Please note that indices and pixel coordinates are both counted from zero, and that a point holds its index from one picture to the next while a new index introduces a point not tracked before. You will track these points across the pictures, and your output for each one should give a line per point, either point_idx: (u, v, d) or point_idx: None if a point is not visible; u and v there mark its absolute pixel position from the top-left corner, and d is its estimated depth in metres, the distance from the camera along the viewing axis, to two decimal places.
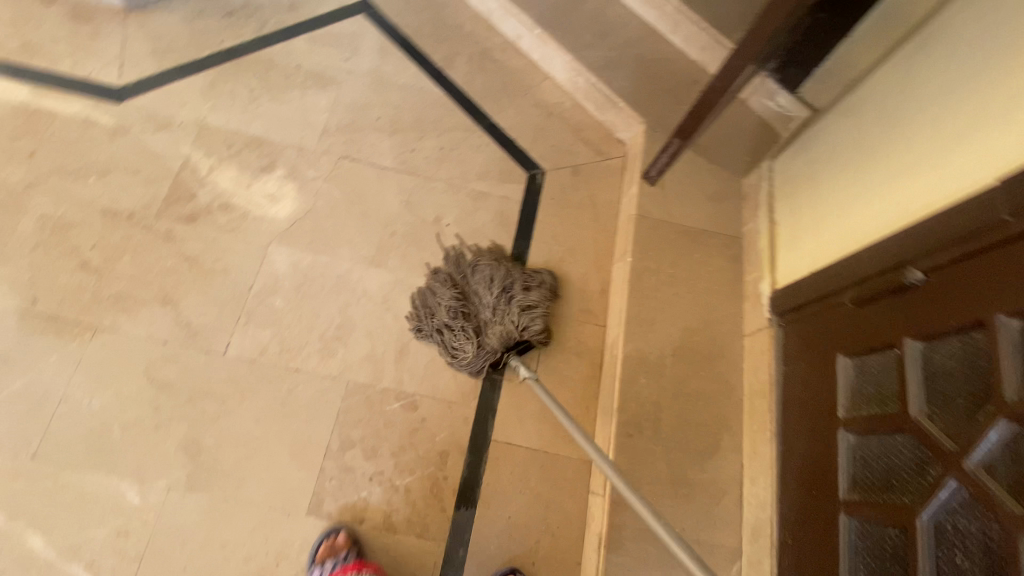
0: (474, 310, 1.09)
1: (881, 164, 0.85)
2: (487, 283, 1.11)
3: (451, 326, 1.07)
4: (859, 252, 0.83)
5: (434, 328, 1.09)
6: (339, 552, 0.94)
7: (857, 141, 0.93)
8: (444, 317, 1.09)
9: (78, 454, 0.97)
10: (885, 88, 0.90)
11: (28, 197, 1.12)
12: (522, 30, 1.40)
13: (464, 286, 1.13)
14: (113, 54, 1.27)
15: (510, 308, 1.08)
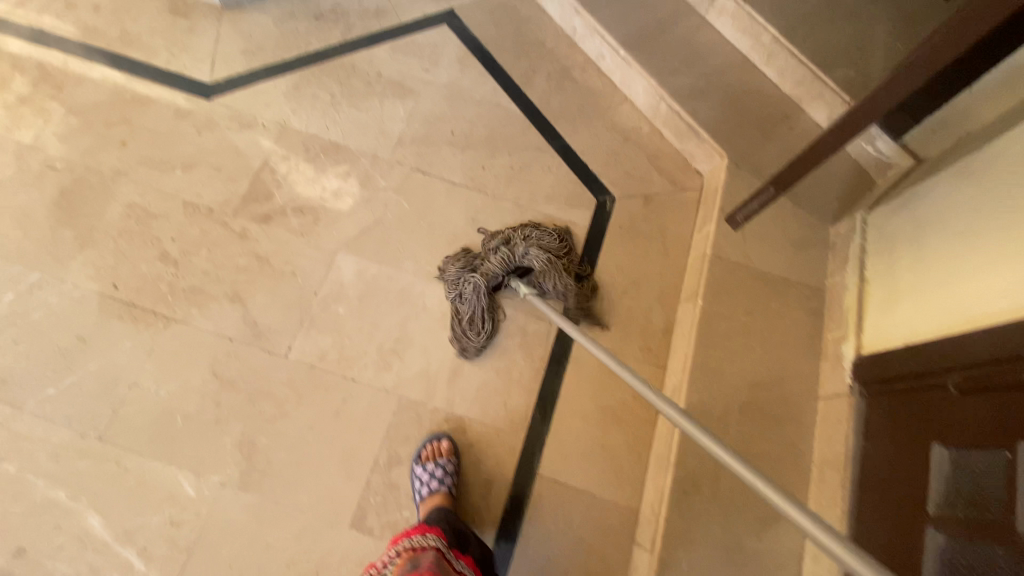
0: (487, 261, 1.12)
1: (995, 236, 0.77)
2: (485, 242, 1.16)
3: (462, 288, 1.10)
4: (968, 332, 0.75)
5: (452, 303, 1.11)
6: (441, 456, 1.01)
7: (969, 208, 0.84)
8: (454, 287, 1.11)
9: (142, 440, 1.00)
10: (1003, 152, 0.81)
11: (118, 186, 1.17)
12: (605, 50, 1.35)
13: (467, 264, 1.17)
14: (206, 51, 1.31)
15: (518, 250, 1.11)
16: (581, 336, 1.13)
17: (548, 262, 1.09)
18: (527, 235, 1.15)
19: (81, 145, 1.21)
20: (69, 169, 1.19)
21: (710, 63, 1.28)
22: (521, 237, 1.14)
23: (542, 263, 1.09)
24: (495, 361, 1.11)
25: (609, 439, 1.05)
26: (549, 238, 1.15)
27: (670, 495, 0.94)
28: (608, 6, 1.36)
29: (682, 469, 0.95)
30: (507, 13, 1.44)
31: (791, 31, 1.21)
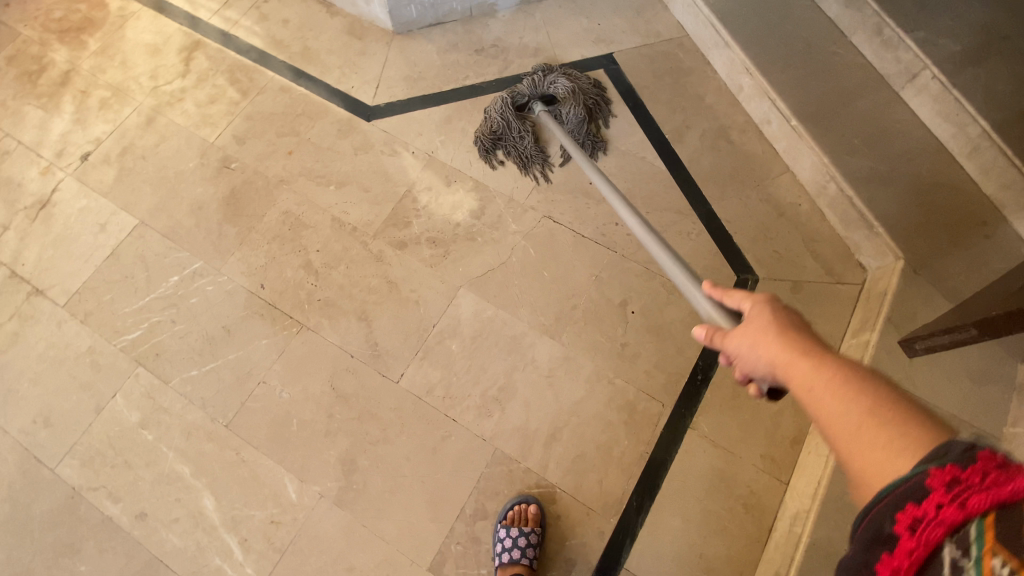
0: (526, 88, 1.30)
1: None
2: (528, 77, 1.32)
3: (500, 121, 1.26)
4: None
5: (492, 137, 1.27)
6: (526, 524, 0.98)
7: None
8: (495, 127, 1.27)
9: (261, 436, 1.08)
10: None
11: (278, 192, 1.28)
12: (773, 115, 1.24)
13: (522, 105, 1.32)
14: (373, 74, 1.39)
15: (549, 79, 1.28)
16: (694, 429, 1.04)
17: (573, 92, 1.26)
18: (562, 71, 1.32)
19: (253, 149, 1.34)
20: (241, 170, 1.32)
21: (897, 146, 1.13)
22: (557, 71, 1.31)
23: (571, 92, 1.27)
24: (597, 433, 1.06)
25: (709, 548, 0.97)
26: (582, 76, 1.31)
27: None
28: (785, 68, 1.24)
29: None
30: (668, 62, 1.37)
31: (1014, 123, 1.02)
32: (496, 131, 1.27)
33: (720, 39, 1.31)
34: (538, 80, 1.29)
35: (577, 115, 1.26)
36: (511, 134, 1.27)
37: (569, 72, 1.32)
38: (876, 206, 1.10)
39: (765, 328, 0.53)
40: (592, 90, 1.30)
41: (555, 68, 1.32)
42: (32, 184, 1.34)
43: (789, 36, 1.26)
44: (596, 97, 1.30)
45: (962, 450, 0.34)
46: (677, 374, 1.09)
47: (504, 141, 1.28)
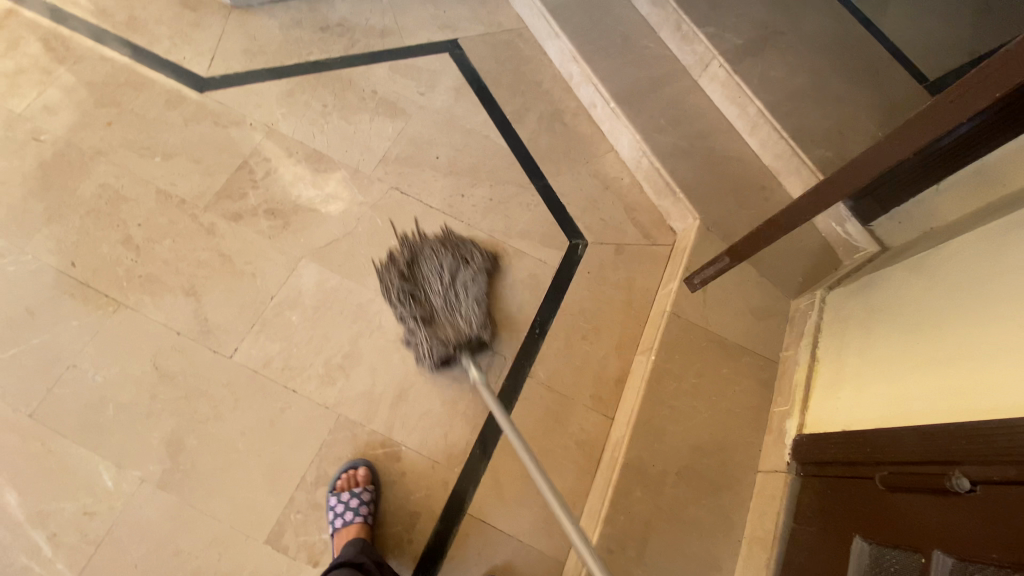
0: (430, 309, 1.11)
1: (928, 339, 0.79)
2: (439, 262, 1.16)
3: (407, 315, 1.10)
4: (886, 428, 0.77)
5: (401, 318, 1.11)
6: (357, 487, 0.97)
7: (915, 300, 0.85)
8: (403, 310, 1.11)
9: (70, 424, 0.98)
10: (954, 255, 0.82)
11: (94, 163, 1.17)
12: (597, 99, 1.39)
13: (426, 280, 1.15)
14: (208, 46, 1.34)
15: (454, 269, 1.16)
16: (531, 378, 1.12)
17: (482, 298, 1.14)
18: (451, 268, 1.16)
19: (65, 119, 1.22)
20: (50, 141, 1.19)
21: (696, 125, 1.31)
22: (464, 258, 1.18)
23: (483, 300, 1.14)
24: (442, 391, 1.10)
25: (544, 485, 1.04)
26: (474, 267, 1.17)
27: (595, 550, 0.94)
28: (606, 58, 1.38)
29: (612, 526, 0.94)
30: (509, 49, 1.47)
31: (774, 106, 1.23)
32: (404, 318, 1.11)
33: (552, 31, 1.44)
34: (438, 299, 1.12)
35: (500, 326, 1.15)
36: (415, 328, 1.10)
37: (457, 266, 1.16)
38: (677, 175, 1.26)
39: None
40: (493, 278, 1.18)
41: (439, 261, 1.16)
42: None
43: (609, 29, 1.42)
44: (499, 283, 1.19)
45: None
46: (516, 330, 1.16)
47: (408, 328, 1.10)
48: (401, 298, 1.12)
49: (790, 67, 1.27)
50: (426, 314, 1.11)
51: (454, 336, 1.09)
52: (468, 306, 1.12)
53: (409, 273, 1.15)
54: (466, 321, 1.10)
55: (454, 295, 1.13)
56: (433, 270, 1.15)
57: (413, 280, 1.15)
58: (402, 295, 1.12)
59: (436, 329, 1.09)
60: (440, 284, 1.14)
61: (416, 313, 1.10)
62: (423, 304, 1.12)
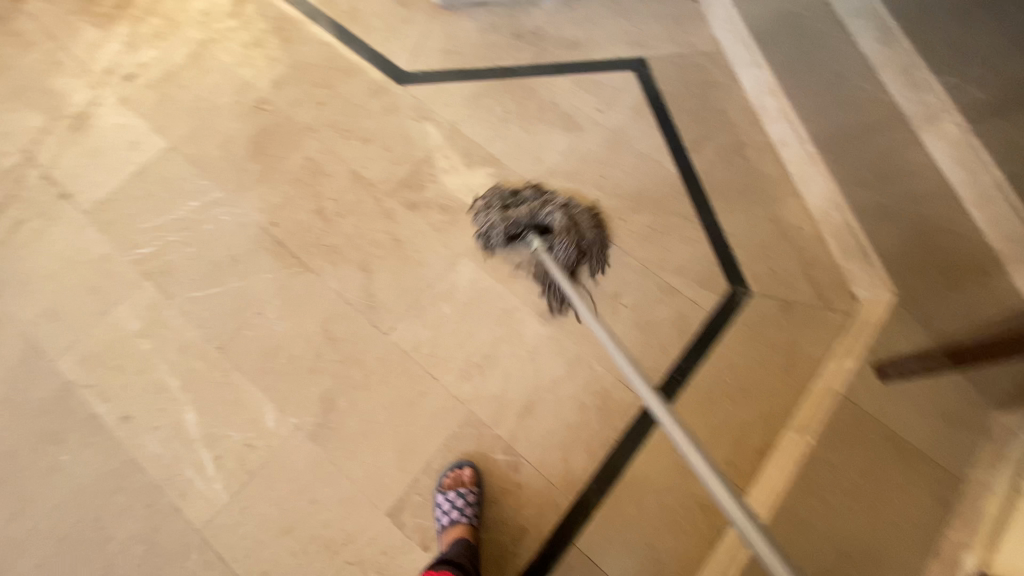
0: (515, 202, 1.21)
1: None
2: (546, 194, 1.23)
3: (493, 205, 1.20)
4: None
5: (486, 211, 1.20)
6: (463, 487, 1.01)
7: None
8: (493, 207, 1.20)
9: (251, 364, 1.13)
10: None
11: (304, 138, 1.32)
12: (791, 138, 1.29)
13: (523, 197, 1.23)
14: (412, 42, 1.44)
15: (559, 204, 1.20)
16: (665, 426, 1.06)
17: (564, 218, 1.17)
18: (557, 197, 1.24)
19: (289, 96, 1.38)
20: (273, 112, 1.36)
21: None
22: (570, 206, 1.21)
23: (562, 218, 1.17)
24: (568, 414, 1.08)
25: (659, 541, 0.99)
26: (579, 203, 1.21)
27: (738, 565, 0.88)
28: (810, 98, 1.28)
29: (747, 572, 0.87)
30: (698, 74, 1.40)
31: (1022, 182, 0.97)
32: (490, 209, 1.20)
33: (753, 59, 1.37)
34: (529, 200, 1.21)
35: (568, 244, 1.15)
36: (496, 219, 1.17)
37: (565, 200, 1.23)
38: (876, 239, 1.15)
39: None
40: (590, 220, 1.20)
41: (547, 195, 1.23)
42: (80, 95, 1.42)
43: (820, 66, 1.28)
44: (594, 232, 1.19)
45: None
46: (655, 370, 1.11)
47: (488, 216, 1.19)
48: (497, 194, 1.23)
49: None
50: (509, 204, 1.21)
51: (521, 219, 1.17)
52: (549, 208, 1.18)
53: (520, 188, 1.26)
54: (540, 213, 1.18)
55: (545, 198, 1.21)
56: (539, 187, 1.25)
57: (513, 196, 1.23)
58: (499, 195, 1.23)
59: (508, 211, 1.18)
60: (539, 196, 1.23)
61: (501, 199, 1.22)
62: (511, 202, 1.22)
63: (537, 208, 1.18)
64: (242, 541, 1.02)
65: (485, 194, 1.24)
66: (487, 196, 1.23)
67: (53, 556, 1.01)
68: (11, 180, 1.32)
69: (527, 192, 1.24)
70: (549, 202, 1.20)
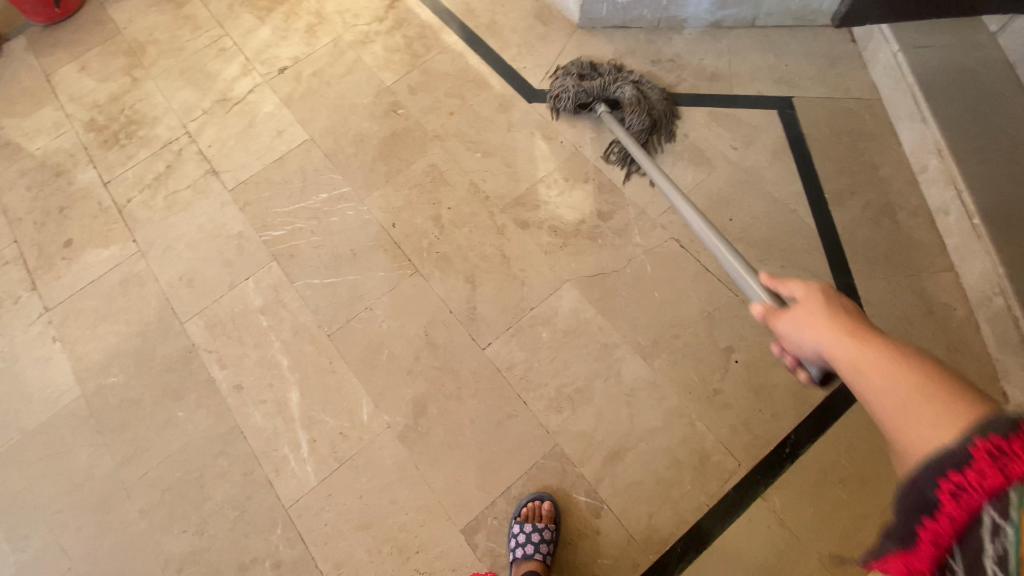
0: (593, 76, 1.34)
1: None
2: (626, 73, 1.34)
3: (571, 74, 1.33)
4: None
5: (563, 78, 1.34)
6: (540, 521, 0.98)
7: None
8: (571, 75, 1.34)
9: (354, 356, 1.17)
10: None
11: (431, 144, 1.37)
12: (953, 207, 1.13)
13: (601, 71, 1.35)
14: (546, 60, 1.44)
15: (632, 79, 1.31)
16: (764, 500, 0.98)
17: (631, 90, 1.28)
18: (631, 74, 1.35)
19: (421, 101, 1.43)
20: (405, 116, 1.42)
21: None
22: (642, 83, 1.32)
23: (630, 91, 1.28)
24: (660, 467, 1.03)
25: None
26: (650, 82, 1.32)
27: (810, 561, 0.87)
28: (982, 162, 1.12)
29: None
30: (850, 121, 1.29)
31: None
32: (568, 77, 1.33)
33: (915, 113, 1.22)
34: (607, 75, 1.34)
35: (634, 115, 1.26)
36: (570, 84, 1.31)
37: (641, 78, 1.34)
38: None
39: (820, 314, 0.58)
40: (659, 97, 1.31)
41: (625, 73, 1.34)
42: (238, 81, 1.55)
43: (997, 128, 1.14)
44: (663, 105, 1.30)
45: (1005, 421, 0.37)
46: (763, 439, 1.03)
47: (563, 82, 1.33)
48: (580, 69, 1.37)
49: None
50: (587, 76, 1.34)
51: (593, 90, 1.30)
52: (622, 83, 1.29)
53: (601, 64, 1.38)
54: (611, 87, 1.30)
55: (620, 75, 1.32)
56: (619, 67, 1.36)
57: (592, 70, 1.35)
58: (582, 68, 1.37)
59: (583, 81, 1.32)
60: (617, 72, 1.35)
61: (582, 71, 1.35)
62: (590, 75, 1.35)
63: (609, 81, 1.30)
64: (323, 527, 1.06)
65: (565, 65, 1.38)
66: (568, 66, 1.37)
67: (160, 503, 1.10)
68: (172, 152, 1.46)
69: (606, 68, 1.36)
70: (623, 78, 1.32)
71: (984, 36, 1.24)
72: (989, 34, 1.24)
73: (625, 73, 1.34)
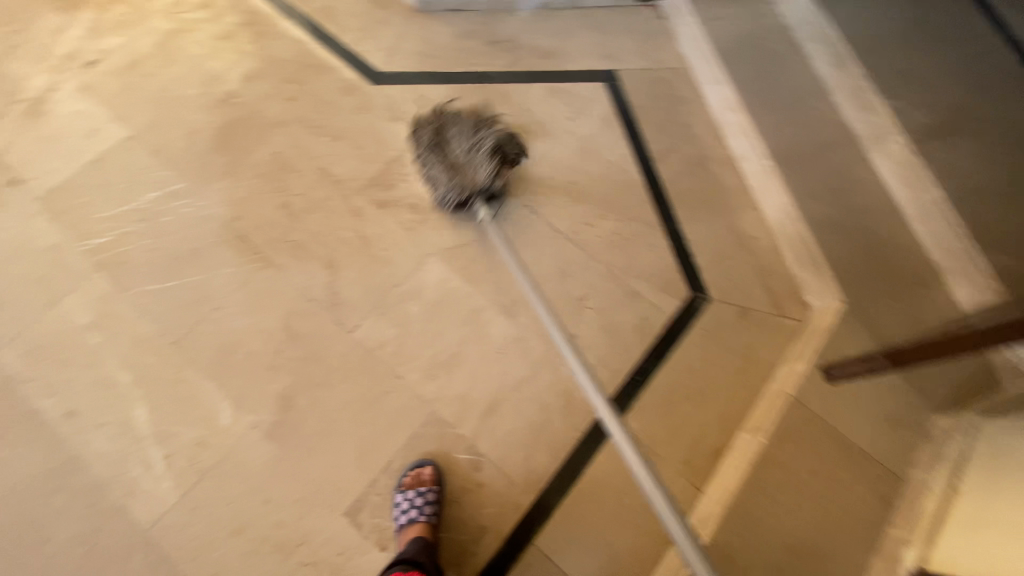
0: (450, 156, 1.20)
1: None
2: (468, 133, 1.20)
3: (433, 165, 1.21)
4: None
5: (428, 170, 1.22)
6: (422, 486, 1.00)
7: None
8: (431, 165, 1.21)
9: (207, 360, 1.10)
10: None
11: (273, 132, 1.31)
12: (751, 153, 1.34)
13: (447, 138, 1.21)
14: (388, 43, 1.45)
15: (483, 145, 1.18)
16: (624, 426, 1.08)
17: (500, 150, 1.19)
18: (480, 130, 1.20)
19: (259, 90, 1.37)
20: (242, 106, 1.34)
21: (858, 199, 1.21)
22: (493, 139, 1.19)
23: (500, 151, 1.19)
24: (532, 413, 1.09)
25: (618, 538, 1.01)
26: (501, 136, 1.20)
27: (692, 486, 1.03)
28: (769, 112, 1.34)
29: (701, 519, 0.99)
30: (665, 87, 1.45)
31: (957, 199, 1.13)
32: (432, 171, 1.21)
33: (716, 76, 1.43)
34: (459, 148, 1.20)
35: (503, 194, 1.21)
36: (439, 183, 1.20)
37: (479, 125, 1.21)
38: (829, 249, 1.19)
39: None
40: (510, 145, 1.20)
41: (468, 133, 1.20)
42: (36, 79, 1.36)
43: (777, 85, 1.36)
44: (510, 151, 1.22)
45: None
46: (620, 372, 1.13)
47: (432, 178, 1.21)
48: (429, 147, 1.21)
49: (986, 159, 1.15)
50: (446, 162, 1.20)
51: (464, 186, 1.19)
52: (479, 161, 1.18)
53: (438, 127, 1.22)
54: (477, 175, 1.19)
55: (471, 143, 1.19)
56: (466, 123, 1.21)
57: (440, 139, 1.21)
58: (427, 148, 1.21)
59: (449, 173, 1.20)
60: (466, 133, 1.20)
61: (437, 157, 1.20)
62: (444, 155, 1.21)
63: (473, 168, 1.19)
64: (190, 542, 0.98)
65: (415, 139, 1.23)
66: (418, 142, 1.23)
67: None
68: None
69: (445, 133, 1.21)
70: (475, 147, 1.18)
71: (766, 7, 1.48)
72: (770, 5, 1.48)
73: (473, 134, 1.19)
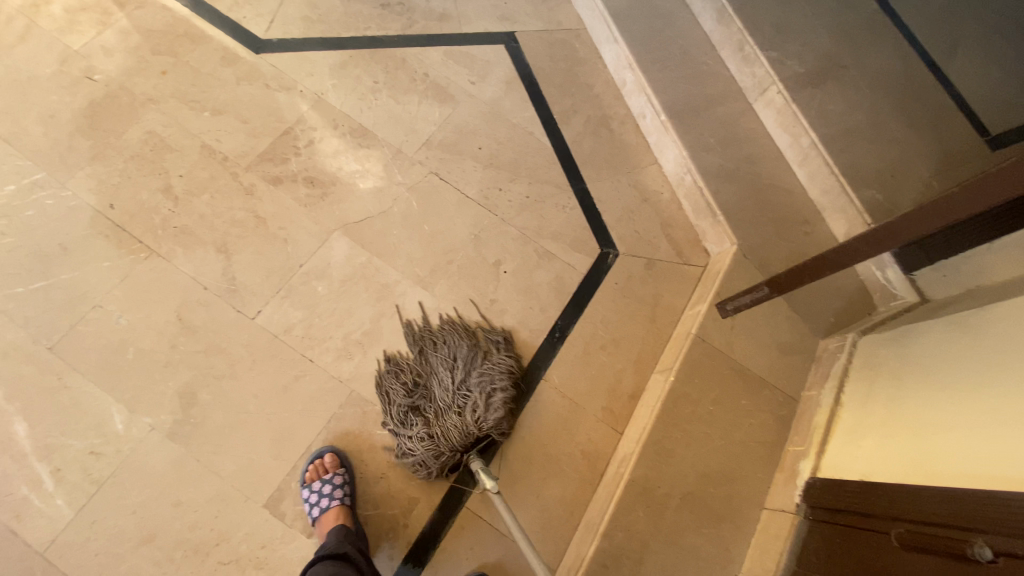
0: (433, 408, 1.03)
1: (947, 401, 0.82)
2: (454, 366, 1.07)
3: (413, 421, 1.01)
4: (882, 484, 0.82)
5: (406, 428, 1.01)
6: (326, 473, 0.96)
7: (940, 365, 0.87)
8: (410, 420, 1.01)
9: (91, 363, 0.99)
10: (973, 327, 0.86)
11: (144, 109, 1.19)
12: (648, 110, 1.36)
13: (429, 378, 1.07)
14: (269, 8, 1.34)
15: (475, 381, 1.05)
16: (546, 381, 1.11)
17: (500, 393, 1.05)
18: (467, 366, 1.07)
19: (121, 62, 1.22)
20: (102, 80, 1.20)
21: (745, 149, 1.29)
22: (487, 375, 1.06)
23: (500, 393, 1.04)
24: None
25: (546, 488, 1.04)
26: (495, 367, 1.07)
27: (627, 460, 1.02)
28: (662, 69, 1.37)
29: (623, 459, 1.04)
30: (564, 49, 1.46)
31: (831, 138, 1.21)
32: (412, 427, 1.01)
33: (610, 35, 1.43)
34: (444, 394, 1.04)
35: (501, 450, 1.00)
36: (421, 443, 0.99)
37: (469, 360, 1.08)
38: (721, 196, 1.23)
39: None
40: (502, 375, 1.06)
41: (453, 366, 1.07)
42: None
43: (668, 41, 1.40)
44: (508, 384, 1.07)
45: None
46: (538, 331, 1.15)
47: (411, 438, 1.00)
48: (404, 398, 1.04)
49: (854, 101, 1.24)
50: (429, 418, 1.02)
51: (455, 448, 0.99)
52: (474, 406, 1.02)
53: (415, 371, 1.07)
54: (470, 424, 1.01)
55: (460, 382, 1.05)
56: (451, 359, 1.08)
57: (421, 381, 1.06)
58: (406, 398, 1.04)
59: (432, 432, 1.00)
60: (451, 372, 1.06)
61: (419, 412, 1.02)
62: (429, 408, 1.03)
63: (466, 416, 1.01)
64: (91, 561, 0.89)
65: (387, 385, 1.05)
66: (393, 387, 1.05)
67: None
68: None
69: (430, 379, 1.06)
70: (467, 389, 1.05)
71: None
72: None
73: (460, 372, 1.06)
